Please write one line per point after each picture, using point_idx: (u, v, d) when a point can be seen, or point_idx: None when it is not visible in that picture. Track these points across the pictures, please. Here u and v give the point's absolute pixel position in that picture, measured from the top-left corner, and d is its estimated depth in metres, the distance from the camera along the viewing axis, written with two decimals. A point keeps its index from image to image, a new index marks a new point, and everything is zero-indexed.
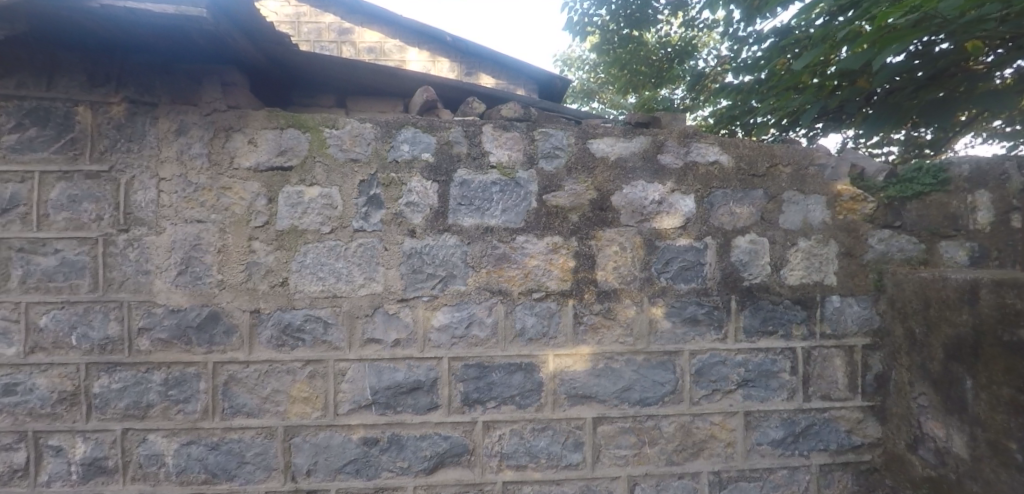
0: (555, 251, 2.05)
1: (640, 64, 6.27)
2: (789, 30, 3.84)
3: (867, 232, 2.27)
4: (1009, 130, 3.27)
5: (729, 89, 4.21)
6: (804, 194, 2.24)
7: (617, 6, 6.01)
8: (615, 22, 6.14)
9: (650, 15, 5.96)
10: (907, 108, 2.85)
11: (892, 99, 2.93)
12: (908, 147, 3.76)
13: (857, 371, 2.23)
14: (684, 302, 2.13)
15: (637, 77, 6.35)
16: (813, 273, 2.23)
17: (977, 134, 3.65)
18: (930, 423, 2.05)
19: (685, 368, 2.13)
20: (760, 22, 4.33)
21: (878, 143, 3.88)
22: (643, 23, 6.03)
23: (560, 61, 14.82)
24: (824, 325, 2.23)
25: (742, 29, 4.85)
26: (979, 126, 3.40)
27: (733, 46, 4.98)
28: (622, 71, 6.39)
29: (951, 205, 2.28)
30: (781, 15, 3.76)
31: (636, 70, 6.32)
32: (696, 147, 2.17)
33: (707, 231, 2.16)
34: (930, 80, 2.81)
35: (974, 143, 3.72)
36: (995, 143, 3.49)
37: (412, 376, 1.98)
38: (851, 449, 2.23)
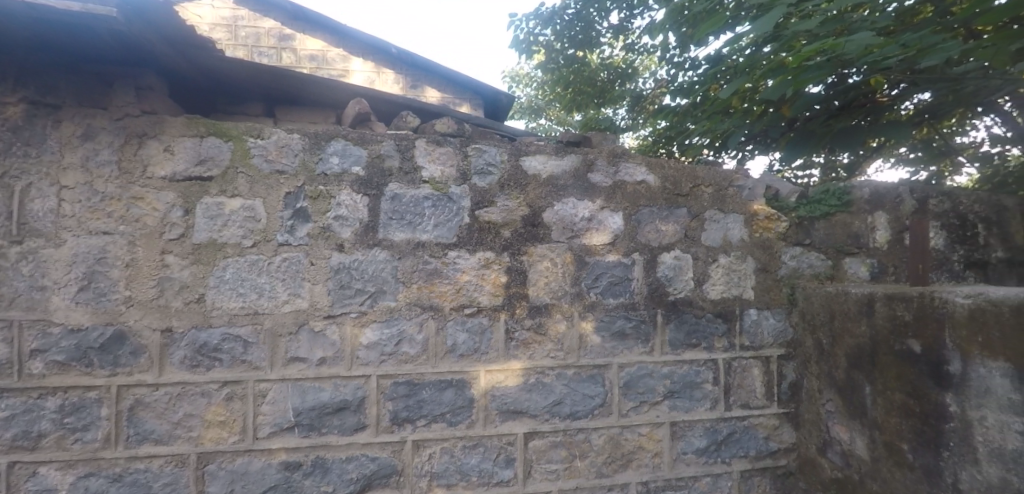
0: (487, 266, 2.06)
1: (585, 85, 6.41)
2: (721, 59, 4.07)
3: (781, 249, 2.43)
4: (914, 157, 3.60)
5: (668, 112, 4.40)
6: (724, 213, 2.37)
7: (562, 26, 6.22)
8: (561, 42, 6.35)
9: (593, 37, 6.21)
10: (822, 135, 3.15)
11: (808, 126, 3.21)
12: (828, 170, 4.07)
13: (773, 381, 2.37)
14: (613, 316, 2.19)
15: (581, 97, 6.52)
16: (732, 287, 2.36)
17: (885, 161, 4.02)
18: (836, 427, 2.17)
19: (614, 382, 2.17)
20: (696, 49, 4.57)
21: (801, 167, 4.20)
22: (588, 44, 6.27)
23: (508, 78, 15.11)
24: (743, 338, 2.35)
25: (679, 56, 5.12)
26: (888, 153, 3.71)
27: (671, 71, 5.25)
28: (567, 90, 6.60)
29: (853, 224, 2.49)
30: (714, 44, 4.00)
31: (580, 90, 6.48)
32: (624, 166, 2.26)
33: (635, 247, 2.24)
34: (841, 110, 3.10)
35: (883, 168, 4.08)
36: (901, 169, 3.83)
37: (338, 396, 1.91)
38: (768, 455, 2.35)
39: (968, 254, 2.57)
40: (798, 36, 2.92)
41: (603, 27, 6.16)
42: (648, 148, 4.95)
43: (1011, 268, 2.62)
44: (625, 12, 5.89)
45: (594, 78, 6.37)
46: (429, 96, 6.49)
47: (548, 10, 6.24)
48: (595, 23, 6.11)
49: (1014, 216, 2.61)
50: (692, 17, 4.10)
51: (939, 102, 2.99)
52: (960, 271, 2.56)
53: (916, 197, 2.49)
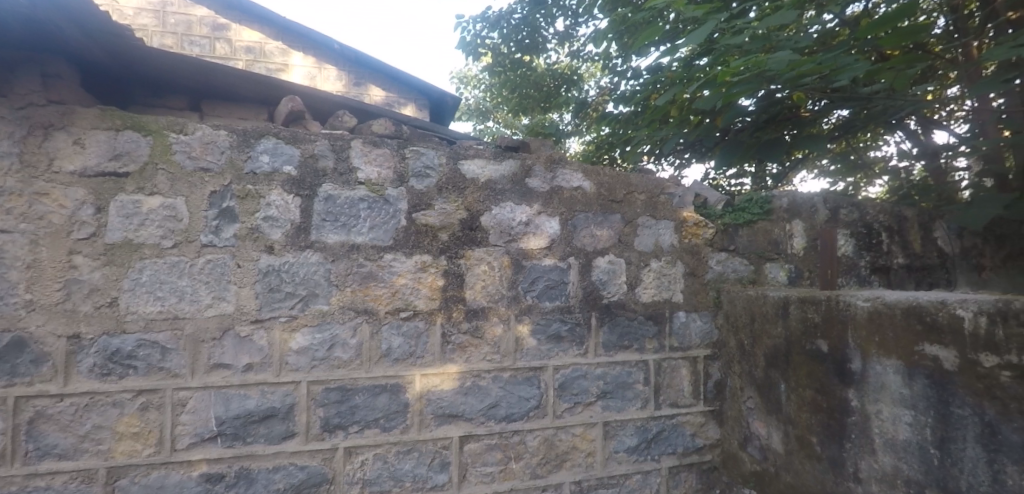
0: (423, 270, 2.04)
1: (531, 89, 6.55)
2: (660, 68, 4.22)
3: (708, 255, 2.56)
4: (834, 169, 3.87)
5: (610, 119, 4.53)
6: (656, 219, 2.48)
7: (509, 30, 6.28)
8: (507, 46, 6.40)
9: (539, 42, 6.30)
10: (749, 145, 3.36)
11: (739, 137, 3.42)
12: (758, 179, 4.32)
13: (699, 380, 2.49)
14: (549, 320, 2.23)
15: (527, 101, 6.63)
16: (662, 291, 2.46)
17: (809, 172, 4.31)
18: (755, 423, 2.30)
19: (549, 383, 2.21)
20: (637, 59, 4.73)
21: (734, 177, 4.44)
22: (534, 49, 6.36)
23: (457, 79, 15.05)
24: (672, 339, 2.45)
25: (621, 65, 5.29)
26: (811, 164, 3.98)
27: (614, 79, 5.42)
28: (513, 94, 6.65)
29: (773, 232, 2.66)
30: (654, 54, 4.15)
31: (526, 94, 6.59)
32: (561, 172, 2.31)
33: (570, 252, 2.29)
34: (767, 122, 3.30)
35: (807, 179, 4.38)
36: (823, 180, 4.12)
37: (265, 404, 1.84)
38: (695, 451, 2.46)
39: (873, 260, 2.80)
40: (728, 51, 3.09)
41: (550, 33, 6.25)
42: (590, 156, 5.09)
43: (909, 273, 2.88)
44: (570, 20, 6.02)
45: (541, 84, 6.45)
46: (373, 94, 6.37)
47: (495, 13, 6.29)
48: (541, 28, 6.19)
49: (912, 225, 2.89)
50: (633, 28, 4.24)
51: (855, 118, 3.23)
52: (866, 275, 2.78)
53: (828, 207, 2.71)
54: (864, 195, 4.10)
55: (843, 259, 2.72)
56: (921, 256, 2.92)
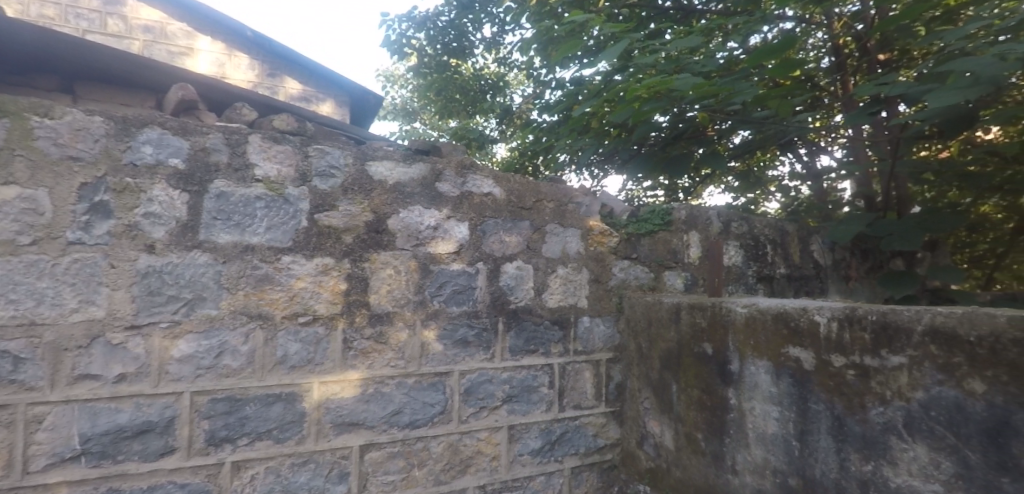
0: (325, 273, 1.97)
1: (455, 92, 6.44)
2: (582, 80, 4.35)
3: (612, 262, 2.67)
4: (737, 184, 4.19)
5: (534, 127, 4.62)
6: (563, 227, 2.56)
7: (436, 32, 6.23)
8: (434, 46, 6.35)
9: (466, 46, 6.31)
10: (658, 160, 3.64)
11: (650, 152, 3.69)
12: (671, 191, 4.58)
13: (601, 382, 2.59)
14: (455, 325, 2.22)
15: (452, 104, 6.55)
16: (568, 296, 2.53)
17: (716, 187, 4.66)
18: (651, 422, 2.42)
19: (455, 389, 2.21)
20: (561, 70, 4.85)
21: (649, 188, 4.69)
22: (460, 53, 6.35)
23: (382, 77, 14.71)
24: (577, 343, 2.54)
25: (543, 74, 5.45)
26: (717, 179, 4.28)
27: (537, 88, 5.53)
28: (439, 96, 6.56)
29: (672, 241, 2.83)
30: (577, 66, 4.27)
31: (450, 97, 6.49)
32: (472, 178, 2.32)
33: (479, 257, 2.30)
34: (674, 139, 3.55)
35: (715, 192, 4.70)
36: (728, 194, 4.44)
37: (141, 417, 1.68)
38: (596, 450, 2.56)
39: (759, 269, 3.06)
40: (642, 68, 3.26)
41: (476, 38, 6.27)
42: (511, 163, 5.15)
43: (789, 281, 3.18)
44: (497, 26, 6.08)
45: (467, 88, 6.39)
46: (288, 87, 6.13)
47: (421, 13, 6.24)
48: (468, 32, 6.21)
49: (792, 239, 3.20)
50: (557, 40, 4.36)
51: (751, 141, 3.51)
52: (753, 283, 3.03)
53: (721, 220, 2.93)
54: (763, 209, 4.46)
55: (732, 268, 2.95)
56: (800, 267, 3.23)
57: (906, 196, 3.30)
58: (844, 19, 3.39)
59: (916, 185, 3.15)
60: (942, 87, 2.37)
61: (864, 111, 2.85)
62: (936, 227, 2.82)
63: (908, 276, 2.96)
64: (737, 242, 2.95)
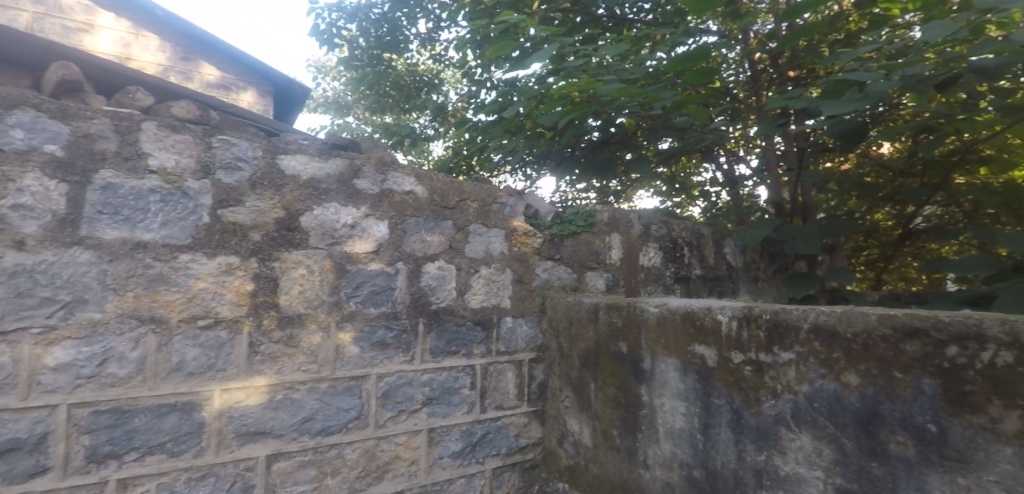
0: (229, 273, 1.84)
1: (388, 87, 6.22)
2: (516, 82, 4.36)
3: (535, 263, 2.70)
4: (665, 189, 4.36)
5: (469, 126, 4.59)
6: (487, 227, 2.55)
7: (369, 23, 6.09)
8: (366, 40, 6.19)
9: (400, 41, 6.16)
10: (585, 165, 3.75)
11: (578, 155, 3.78)
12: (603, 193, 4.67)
13: (524, 382, 2.60)
14: (373, 326, 2.15)
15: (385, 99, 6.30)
16: (491, 297, 2.53)
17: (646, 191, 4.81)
18: (571, 420, 2.46)
19: (372, 393, 2.14)
20: (496, 69, 4.83)
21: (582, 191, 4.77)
22: (393, 47, 6.18)
23: (312, 67, 14.12)
24: (499, 344, 2.53)
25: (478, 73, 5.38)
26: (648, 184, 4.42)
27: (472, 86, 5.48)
28: (370, 91, 6.33)
29: (595, 243, 2.89)
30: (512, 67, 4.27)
31: (383, 92, 6.25)
32: (392, 175, 2.26)
33: (399, 257, 2.25)
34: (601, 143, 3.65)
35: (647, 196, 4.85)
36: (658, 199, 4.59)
37: (5, 434, 1.47)
38: (517, 451, 2.56)
39: (677, 270, 3.20)
40: (573, 71, 3.31)
41: (411, 33, 6.15)
42: (445, 162, 5.01)
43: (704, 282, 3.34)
44: (432, 21, 6.00)
45: (399, 82, 6.20)
46: (204, 72, 5.73)
47: (353, 4, 6.05)
48: (402, 27, 6.09)
49: (707, 242, 3.37)
50: (490, 40, 4.36)
51: (674, 148, 3.68)
52: (670, 284, 3.16)
53: (642, 222, 3.04)
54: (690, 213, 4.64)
55: (652, 269, 3.06)
56: (714, 268, 3.40)
57: (806, 203, 3.64)
58: (758, 36, 3.59)
59: (818, 192, 3.42)
60: (836, 100, 2.59)
61: (774, 122, 3.06)
62: (834, 233, 3.05)
63: (809, 277, 3.20)
64: (655, 245, 3.06)
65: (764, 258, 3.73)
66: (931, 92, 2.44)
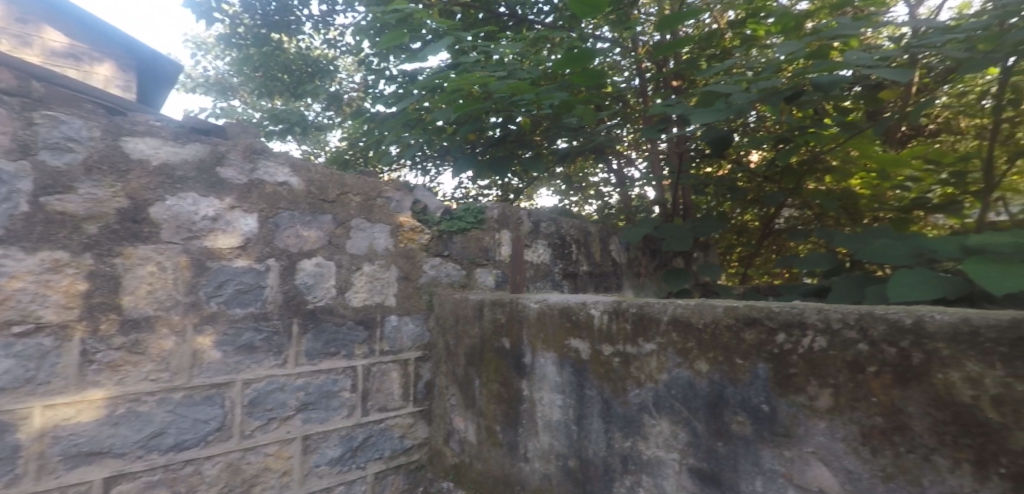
0: (55, 271, 1.59)
1: (280, 71, 5.79)
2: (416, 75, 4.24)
3: (423, 260, 2.64)
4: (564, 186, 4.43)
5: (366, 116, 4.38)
6: (371, 222, 2.45)
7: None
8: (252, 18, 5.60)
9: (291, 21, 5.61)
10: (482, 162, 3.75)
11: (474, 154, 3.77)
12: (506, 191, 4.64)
13: (410, 382, 2.54)
14: (239, 329, 1.98)
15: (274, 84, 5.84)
16: (374, 295, 2.43)
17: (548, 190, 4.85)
18: (456, 418, 2.44)
19: (236, 401, 1.96)
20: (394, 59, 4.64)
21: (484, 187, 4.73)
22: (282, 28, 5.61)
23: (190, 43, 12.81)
24: (383, 343, 2.45)
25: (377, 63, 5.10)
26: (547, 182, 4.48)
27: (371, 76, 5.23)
28: (257, 74, 5.83)
29: (484, 240, 2.89)
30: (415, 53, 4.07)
31: (274, 76, 5.80)
32: (263, 164, 2.11)
33: (270, 253, 2.08)
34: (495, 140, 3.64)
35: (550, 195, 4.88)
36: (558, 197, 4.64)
37: None
38: (402, 452, 2.49)
39: (565, 267, 3.30)
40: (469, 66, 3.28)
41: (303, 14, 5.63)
42: (342, 158, 4.76)
43: (591, 279, 3.47)
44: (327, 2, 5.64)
45: (289, 67, 5.77)
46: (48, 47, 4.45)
47: None
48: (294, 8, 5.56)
49: (594, 240, 3.51)
50: (387, 29, 4.26)
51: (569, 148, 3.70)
52: (559, 280, 3.25)
53: (532, 220, 3.09)
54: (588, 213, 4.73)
55: (541, 265, 3.13)
56: (600, 265, 3.55)
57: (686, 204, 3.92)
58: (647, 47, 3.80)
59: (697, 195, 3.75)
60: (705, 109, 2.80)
61: (655, 128, 3.25)
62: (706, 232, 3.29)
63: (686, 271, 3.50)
64: (544, 242, 3.13)
65: (646, 254, 3.96)
66: (784, 106, 2.73)
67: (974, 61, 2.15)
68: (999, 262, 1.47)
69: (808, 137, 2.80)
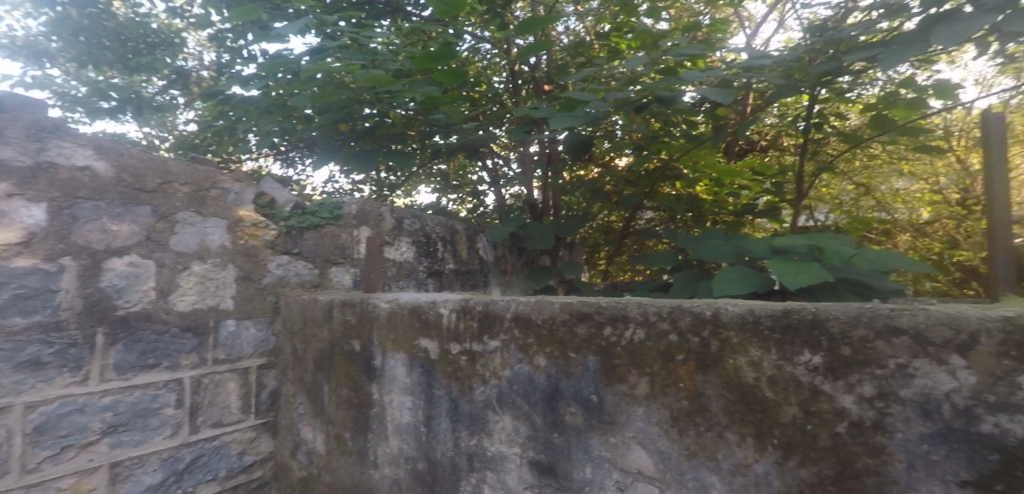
0: None
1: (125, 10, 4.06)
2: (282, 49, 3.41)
3: (267, 258, 2.41)
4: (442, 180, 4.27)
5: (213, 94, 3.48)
6: (202, 216, 2.19)
7: None
8: None
9: None
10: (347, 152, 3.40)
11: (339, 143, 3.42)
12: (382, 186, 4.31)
13: (251, 392, 2.31)
14: (20, 342, 1.64)
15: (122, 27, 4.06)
16: (207, 297, 2.17)
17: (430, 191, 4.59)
18: (304, 428, 2.26)
19: (17, 429, 1.62)
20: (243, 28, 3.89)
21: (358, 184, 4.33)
22: None
23: None
24: (217, 351, 2.20)
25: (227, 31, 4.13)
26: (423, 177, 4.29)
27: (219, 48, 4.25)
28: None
29: (341, 236, 2.70)
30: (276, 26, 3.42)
31: None
32: (56, 145, 1.79)
33: (64, 250, 1.76)
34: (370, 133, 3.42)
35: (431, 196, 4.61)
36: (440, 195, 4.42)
37: None
38: (241, 471, 2.26)
39: (429, 265, 3.22)
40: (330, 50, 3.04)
41: None
42: (184, 140, 3.84)
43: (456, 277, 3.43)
44: None
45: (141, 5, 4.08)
46: None
47: None
48: None
49: (460, 239, 3.47)
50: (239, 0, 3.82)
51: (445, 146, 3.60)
52: (423, 279, 3.17)
53: (393, 217, 2.97)
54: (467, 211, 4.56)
55: (404, 263, 3.02)
56: (466, 263, 3.51)
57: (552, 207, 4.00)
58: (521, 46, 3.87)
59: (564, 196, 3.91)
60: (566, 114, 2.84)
61: (521, 129, 3.24)
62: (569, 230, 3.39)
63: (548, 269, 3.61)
64: (407, 239, 3.02)
65: (512, 252, 3.99)
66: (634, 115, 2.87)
67: (787, 88, 2.50)
68: (793, 262, 1.73)
69: (660, 145, 3.03)
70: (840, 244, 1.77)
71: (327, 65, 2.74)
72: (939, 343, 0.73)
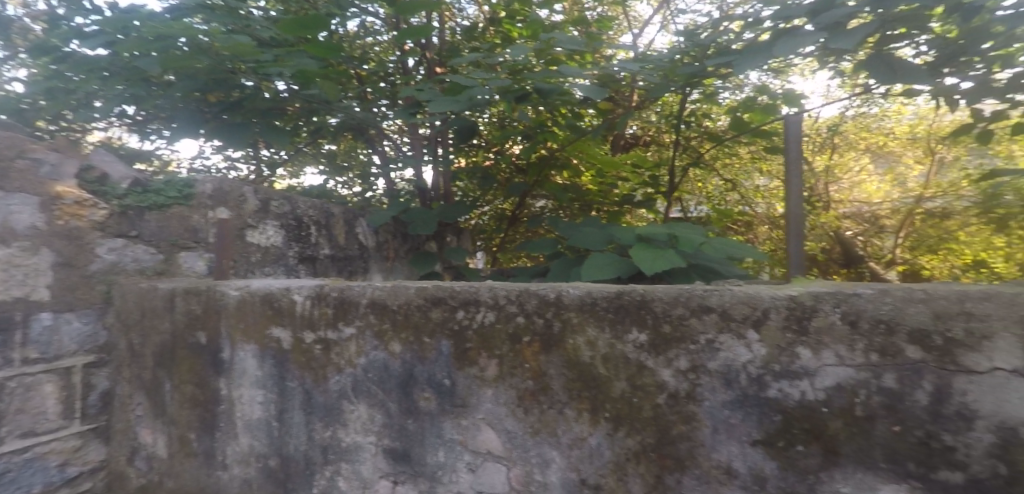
0: None
1: None
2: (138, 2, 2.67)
3: (95, 241, 2.09)
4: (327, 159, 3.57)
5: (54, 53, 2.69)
6: (4, 191, 1.86)
7: None
8: None
9: None
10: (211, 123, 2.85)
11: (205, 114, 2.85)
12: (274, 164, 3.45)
13: (75, 395, 2.02)
14: None
15: None
16: (12, 287, 1.86)
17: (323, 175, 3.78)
18: (143, 431, 2.02)
19: None
20: None
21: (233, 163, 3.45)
22: None
23: None
24: (27, 350, 1.89)
25: None
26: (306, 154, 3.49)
27: None
28: None
29: (192, 218, 2.33)
30: None
31: None
32: None
33: None
34: (240, 104, 2.85)
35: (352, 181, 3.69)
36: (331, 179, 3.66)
37: None
38: (64, 484, 1.98)
39: (301, 250, 2.70)
40: (191, 9, 2.67)
41: None
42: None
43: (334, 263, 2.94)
44: None
45: None
46: None
47: None
48: None
49: (337, 223, 2.98)
50: None
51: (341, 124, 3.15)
52: (294, 266, 2.66)
53: (259, 198, 2.50)
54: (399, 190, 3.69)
55: (270, 249, 2.53)
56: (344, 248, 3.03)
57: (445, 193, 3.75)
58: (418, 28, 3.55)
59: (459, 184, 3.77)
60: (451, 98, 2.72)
61: (406, 110, 3.00)
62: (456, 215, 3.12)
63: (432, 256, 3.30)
64: (275, 222, 2.55)
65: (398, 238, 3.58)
66: (516, 104, 2.83)
67: (661, 86, 2.63)
68: (653, 250, 1.86)
69: (546, 135, 3.08)
70: (692, 233, 1.93)
71: (189, 27, 2.31)
72: (739, 318, 0.82)
